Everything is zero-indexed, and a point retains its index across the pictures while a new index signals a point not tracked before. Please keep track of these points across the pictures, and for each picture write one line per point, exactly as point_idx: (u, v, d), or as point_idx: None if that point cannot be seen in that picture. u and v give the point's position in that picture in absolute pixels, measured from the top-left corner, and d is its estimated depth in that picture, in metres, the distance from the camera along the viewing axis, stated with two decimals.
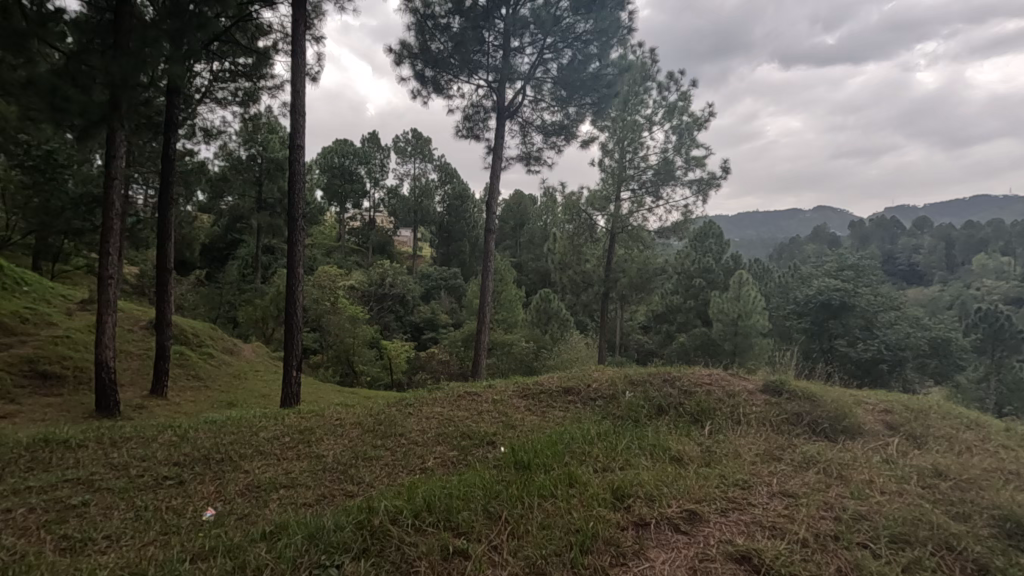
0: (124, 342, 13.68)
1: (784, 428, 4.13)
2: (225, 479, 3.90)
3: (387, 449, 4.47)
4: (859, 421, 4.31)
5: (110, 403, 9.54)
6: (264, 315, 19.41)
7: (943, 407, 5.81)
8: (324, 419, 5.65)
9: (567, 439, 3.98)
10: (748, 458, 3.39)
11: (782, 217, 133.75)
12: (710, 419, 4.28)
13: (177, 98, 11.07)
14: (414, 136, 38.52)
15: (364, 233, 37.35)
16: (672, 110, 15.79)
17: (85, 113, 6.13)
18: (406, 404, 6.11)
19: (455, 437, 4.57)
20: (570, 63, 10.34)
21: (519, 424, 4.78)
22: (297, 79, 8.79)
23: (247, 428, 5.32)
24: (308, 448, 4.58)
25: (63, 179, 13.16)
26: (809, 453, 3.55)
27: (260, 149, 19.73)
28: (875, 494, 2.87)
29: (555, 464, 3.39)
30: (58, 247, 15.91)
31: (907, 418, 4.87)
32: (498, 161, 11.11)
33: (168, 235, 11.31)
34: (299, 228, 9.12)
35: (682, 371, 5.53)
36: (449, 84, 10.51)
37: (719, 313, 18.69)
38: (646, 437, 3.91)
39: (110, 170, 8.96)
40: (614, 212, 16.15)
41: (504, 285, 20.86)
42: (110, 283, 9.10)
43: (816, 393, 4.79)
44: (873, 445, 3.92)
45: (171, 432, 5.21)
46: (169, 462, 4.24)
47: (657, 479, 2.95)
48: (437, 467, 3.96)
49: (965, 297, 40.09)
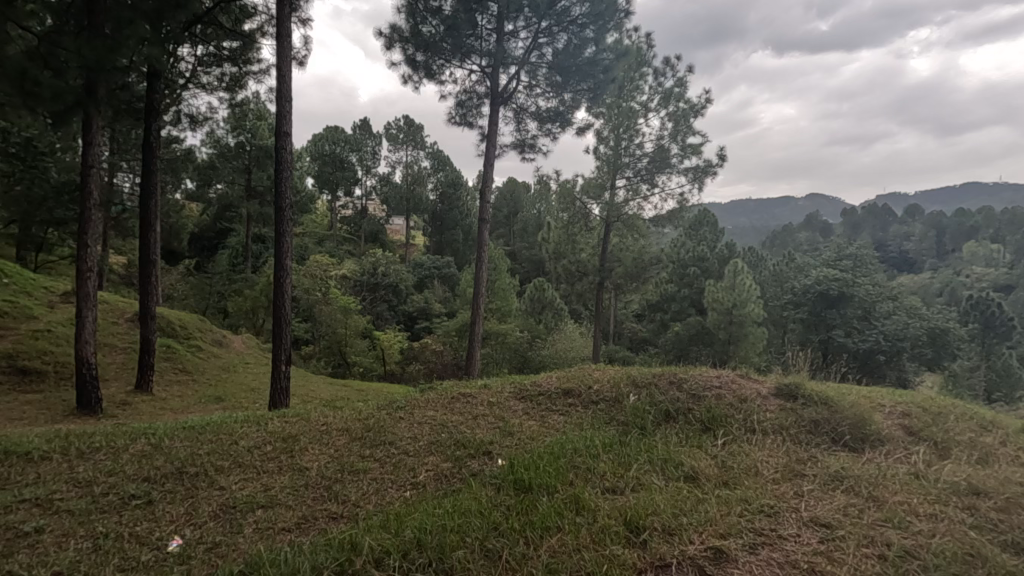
0: (109, 336, 13.26)
1: (801, 438, 3.87)
2: (197, 498, 3.58)
3: (375, 461, 4.16)
4: (880, 429, 4.05)
5: (91, 400, 9.16)
6: (254, 306, 19.00)
7: (958, 407, 5.55)
8: (309, 424, 5.32)
9: (570, 451, 3.68)
10: (769, 476, 3.11)
11: (775, 206, 133.93)
12: (723, 428, 3.98)
13: (158, 83, 10.57)
14: (406, 123, 38.06)
15: (355, 222, 36.28)
16: (668, 97, 15.43)
17: (57, 98, 5.83)
18: (397, 407, 5.78)
19: (449, 447, 4.28)
20: (566, 47, 9.93)
21: (517, 431, 4.48)
22: (282, 64, 8.34)
23: (226, 435, 4.98)
24: (290, 459, 4.27)
25: (45, 168, 12.60)
26: (833, 470, 3.28)
27: (248, 136, 19.19)
28: (916, 521, 2.60)
29: (558, 485, 3.08)
30: (42, 238, 15.41)
31: (924, 421, 4.61)
32: (491, 149, 10.74)
33: (151, 226, 10.89)
34: (287, 217, 8.69)
35: (688, 372, 5.23)
36: (441, 69, 10.06)
37: (714, 303, 18.42)
38: (656, 449, 3.62)
39: (88, 158, 8.49)
40: (609, 201, 15.72)
41: (498, 274, 20.47)
42: (90, 277, 8.70)
43: (832, 397, 4.51)
44: (899, 458, 3.67)
45: (146, 441, 4.87)
46: (139, 478, 3.91)
47: (673, 504, 2.65)
48: (429, 483, 3.66)
49: (955, 285, 40.34)
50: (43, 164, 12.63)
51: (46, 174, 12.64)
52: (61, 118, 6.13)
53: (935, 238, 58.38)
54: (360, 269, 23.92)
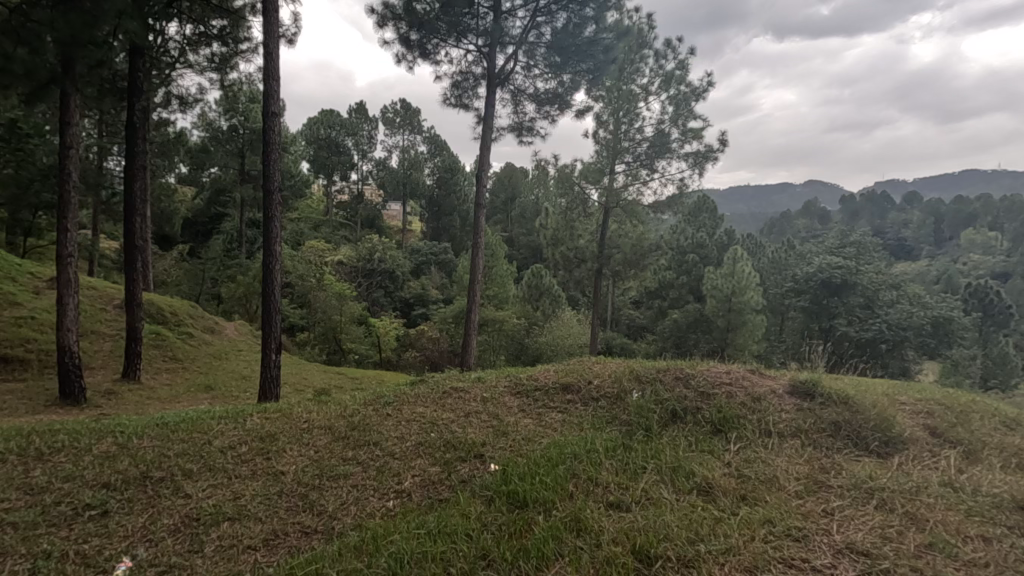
0: (95, 323, 12.86)
1: (821, 441, 3.55)
2: (158, 509, 3.25)
3: (357, 465, 3.83)
4: (905, 432, 3.74)
5: (74, 389, 8.79)
6: (248, 292, 18.61)
7: (978, 402, 5.23)
8: (290, 421, 4.98)
9: (569, 457, 3.36)
10: (793, 490, 2.79)
11: (773, 193, 133.47)
12: (736, 431, 3.65)
13: (141, 61, 10.07)
14: (403, 107, 37.25)
15: (352, 207, 35.93)
16: (669, 80, 14.97)
17: (31, 75, 5.56)
18: (385, 402, 5.44)
19: (438, 448, 3.96)
20: (565, 26, 9.46)
21: (512, 432, 4.16)
22: (270, 40, 7.88)
23: (201, 433, 4.63)
24: (267, 462, 3.94)
25: (32, 151, 11.81)
26: (860, 480, 2.97)
27: (241, 119, 18.62)
28: (967, 546, 2.28)
29: (557, 500, 2.76)
30: (29, 222, 14.94)
31: (948, 422, 4.27)
32: (488, 132, 10.31)
33: (136, 211, 10.39)
34: (276, 201, 8.22)
35: (694, 367, 4.91)
36: (436, 49, 9.59)
37: (713, 290, 18.10)
38: (664, 455, 3.30)
39: (66, 138, 8.04)
40: (607, 185, 15.31)
41: (495, 261, 20.15)
42: (69, 262, 8.25)
43: (852, 396, 4.17)
44: (928, 466, 3.35)
45: (113, 440, 4.51)
46: (96, 484, 3.57)
47: (686, 527, 2.34)
48: (414, 492, 3.35)
49: (951, 272, 40.13)
50: (28, 146, 11.76)
51: (34, 157, 11.93)
52: (37, 97, 5.77)
53: (933, 226, 58.06)
54: (355, 255, 23.58)
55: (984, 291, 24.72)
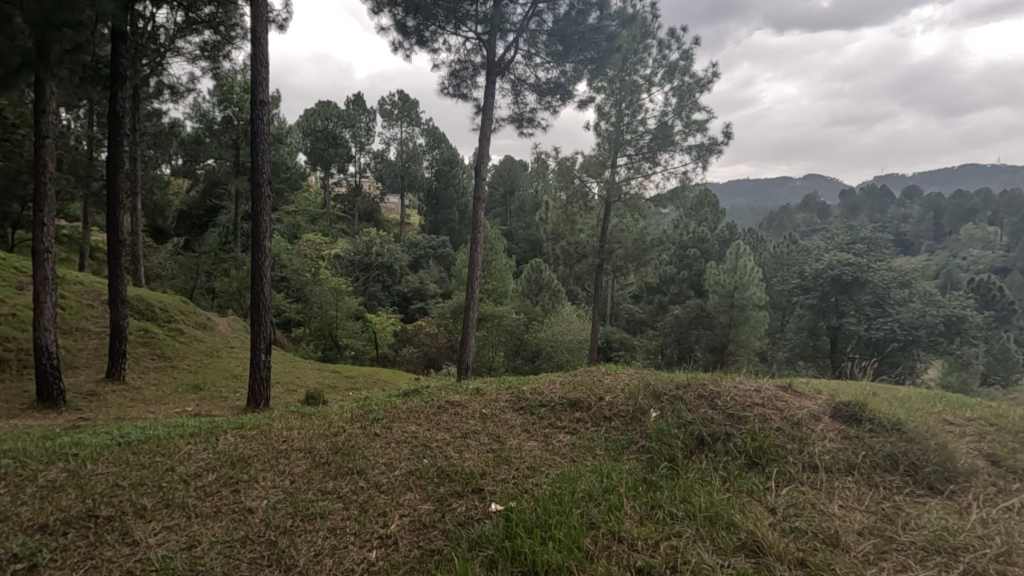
0: (81, 319, 12.31)
1: (876, 478, 3.06)
2: (96, 562, 2.76)
3: (337, 500, 3.33)
4: (970, 466, 3.23)
5: (53, 392, 8.19)
6: (241, 287, 18.04)
7: (1022, 415, 4.75)
8: (267, 441, 4.46)
9: (583, 500, 2.86)
10: (861, 553, 2.32)
11: (773, 188, 133.08)
12: (777, 466, 3.14)
13: (127, 47, 9.36)
14: (401, 99, 36.71)
15: (349, 200, 35.40)
16: (674, 71, 14.38)
17: (2, 59, 5.33)
18: (372, 418, 4.89)
19: (431, 480, 3.45)
20: (568, 13, 8.86)
21: (515, 459, 3.65)
22: (257, 24, 7.29)
23: (167, 457, 4.11)
24: (234, 495, 3.44)
25: (19, 142, 11.27)
26: (939, 535, 2.47)
27: (236, 110, 17.96)
28: None
29: (573, 567, 2.30)
30: (14, 215, 14.34)
31: (1008, 447, 3.75)
32: (488, 124, 9.73)
33: (120, 205, 9.71)
34: (263, 193, 7.60)
35: (719, 383, 4.39)
36: (434, 37, 9.02)
37: (715, 285, 17.51)
38: (694, 497, 2.81)
39: (42, 127, 7.43)
40: (609, 179, 14.79)
41: (494, 255, 19.77)
42: (46, 259, 7.65)
43: (901, 419, 3.66)
44: (1008, 510, 2.83)
45: (64, 465, 3.99)
46: (30, 528, 3.05)
47: None
48: (403, 539, 2.85)
49: (952, 266, 39.65)
50: (17, 135, 11.24)
51: (20, 147, 11.32)
52: None
53: (933, 221, 57.68)
54: (354, 248, 23.24)
55: (986, 287, 24.38)
